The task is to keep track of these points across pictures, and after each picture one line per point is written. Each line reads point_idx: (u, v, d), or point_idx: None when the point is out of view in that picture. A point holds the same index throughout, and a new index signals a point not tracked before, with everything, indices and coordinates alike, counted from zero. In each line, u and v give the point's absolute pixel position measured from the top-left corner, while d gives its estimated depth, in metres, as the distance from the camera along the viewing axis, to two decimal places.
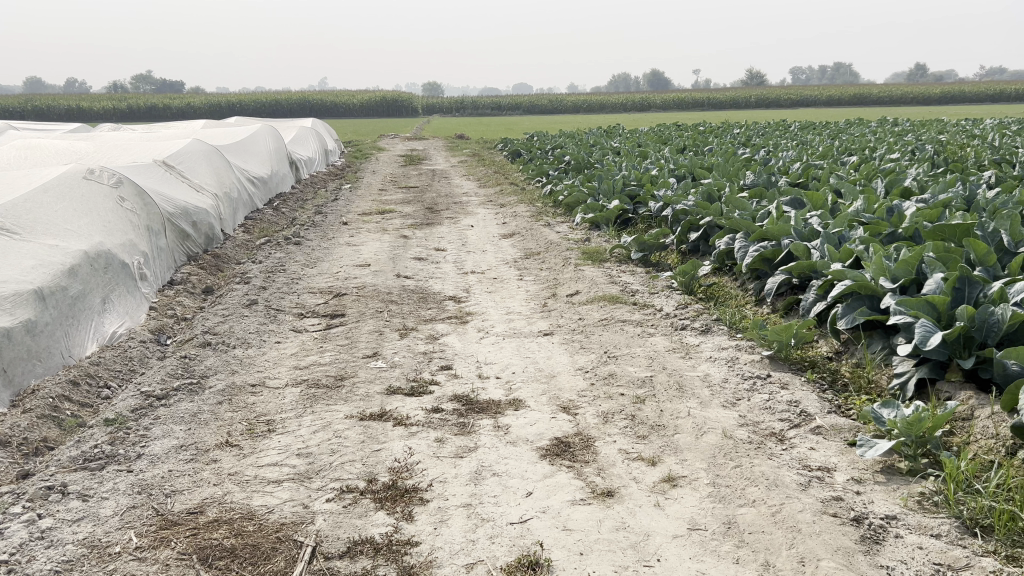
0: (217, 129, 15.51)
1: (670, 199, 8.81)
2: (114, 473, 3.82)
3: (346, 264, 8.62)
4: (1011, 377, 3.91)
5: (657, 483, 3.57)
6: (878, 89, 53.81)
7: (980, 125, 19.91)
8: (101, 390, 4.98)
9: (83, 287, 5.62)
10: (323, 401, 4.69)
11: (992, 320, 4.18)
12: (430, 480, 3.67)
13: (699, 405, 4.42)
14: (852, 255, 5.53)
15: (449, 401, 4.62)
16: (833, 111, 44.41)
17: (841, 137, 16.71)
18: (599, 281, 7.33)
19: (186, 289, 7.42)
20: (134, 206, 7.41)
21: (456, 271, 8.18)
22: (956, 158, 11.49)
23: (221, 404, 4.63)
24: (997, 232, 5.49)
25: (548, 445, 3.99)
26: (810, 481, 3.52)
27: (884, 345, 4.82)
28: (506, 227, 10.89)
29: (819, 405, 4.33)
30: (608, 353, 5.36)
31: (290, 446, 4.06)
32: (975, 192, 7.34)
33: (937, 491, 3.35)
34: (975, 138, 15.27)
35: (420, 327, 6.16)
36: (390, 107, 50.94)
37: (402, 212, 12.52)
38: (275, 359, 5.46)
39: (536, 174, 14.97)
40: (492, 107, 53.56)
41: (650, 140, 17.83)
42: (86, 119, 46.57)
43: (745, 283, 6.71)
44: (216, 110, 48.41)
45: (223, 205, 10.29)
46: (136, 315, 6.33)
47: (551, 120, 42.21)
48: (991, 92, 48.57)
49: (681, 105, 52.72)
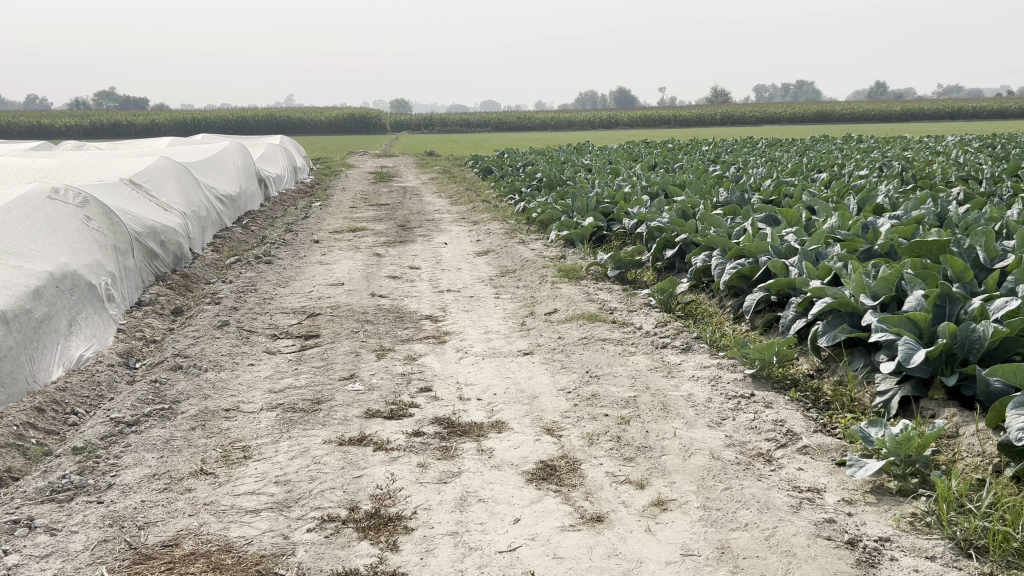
0: (184, 147, 15.27)
1: (644, 216, 8.80)
2: (83, 505, 3.66)
3: (319, 283, 8.48)
4: (995, 394, 3.90)
5: (647, 507, 3.51)
6: (844, 106, 54.57)
7: (941, 142, 20.24)
8: (67, 416, 4.81)
9: (47, 310, 5.45)
10: (299, 425, 4.56)
11: (974, 337, 4.19)
12: (415, 507, 3.57)
13: (684, 425, 4.36)
14: (831, 272, 5.53)
15: (430, 424, 4.52)
16: (800, 128, 44.92)
17: (809, 154, 16.93)
18: (577, 298, 7.28)
19: (155, 310, 7.25)
20: (101, 225, 7.23)
21: (431, 290, 8.09)
22: (923, 175, 11.62)
23: (194, 430, 4.49)
24: (973, 249, 5.53)
25: (533, 469, 3.91)
26: (801, 503, 3.47)
27: (865, 362, 4.79)
28: (480, 245, 10.82)
29: (804, 425, 4.30)
30: (590, 373, 5.30)
31: (267, 473, 3.94)
32: (947, 208, 7.39)
33: (929, 511, 3.32)
34: (940, 154, 15.53)
35: (397, 347, 6.06)
36: (359, 123, 50.67)
37: (374, 230, 12.40)
38: (249, 382, 5.32)
39: (508, 191, 14.94)
40: (461, 125, 53.52)
41: (621, 157, 17.93)
42: (48, 137, 45.83)
43: (723, 301, 6.70)
44: (182, 127, 47.91)
45: (191, 224, 10.11)
46: (104, 337, 6.16)
47: (520, 137, 42.24)
48: (950, 109, 49.55)
49: (648, 122, 53.11)
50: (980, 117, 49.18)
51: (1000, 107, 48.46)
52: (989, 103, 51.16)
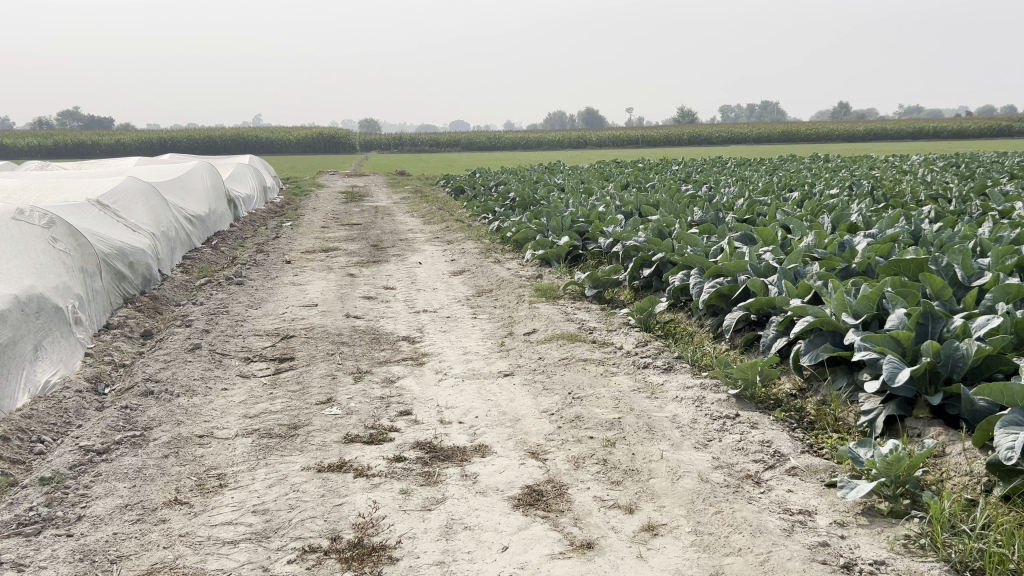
0: (152, 166, 15.03)
1: (620, 235, 8.77)
2: (52, 539, 3.51)
3: (292, 305, 8.33)
4: (980, 414, 3.89)
5: (637, 532, 3.44)
6: (809, 126, 55.41)
7: (907, 162, 20.49)
8: (33, 444, 4.64)
9: (12, 335, 5.28)
10: (276, 452, 4.44)
11: (957, 354, 4.18)
12: (399, 536, 3.46)
13: (671, 447, 4.31)
14: (811, 291, 5.52)
15: (412, 449, 4.42)
16: (766, 147, 45.36)
17: (778, 174, 17.04)
18: (555, 318, 7.23)
19: (123, 333, 7.07)
20: (67, 246, 7.06)
21: (408, 311, 7.99)
22: (893, 194, 11.73)
23: (167, 458, 4.35)
24: (951, 267, 5.55)
25: (520, 494, 3.83)
26: (793, 526, 3.42)
27: (848, 381, 4.77)
28: (455, 264, 10.73)
29: (792, 446, 4.26)
30: (572, 394, 5.22)
31: (245, 502, 3.81)
32: (921, 226, 7.44)
33: (923, 533, 3.28)
34: (905, 173, 15.70)
35: (375, 370, 5.94)
36: (328, 142, 50.48)
37: (347, 250, 12.27)
38: (223, 408, 5.17)
39: (481, 211, 14.90)
40: (431, 144, 53.38)
41: (592, 177, 17.94)
42: (10, 156, 45.10)
43: (701, 320, 6.68)
44: (149, 147, 47.45)
45: (160, 245, 9.92)
46: (71, 362, 5.98)
47: (488, 157, 42.31)
48: (912, 130, 50.36)
49: (616, 141, 53.36)
50: (941, 137, 50.07)
51: (960, 127, 49.34)
52: (950, 122, 52.28)
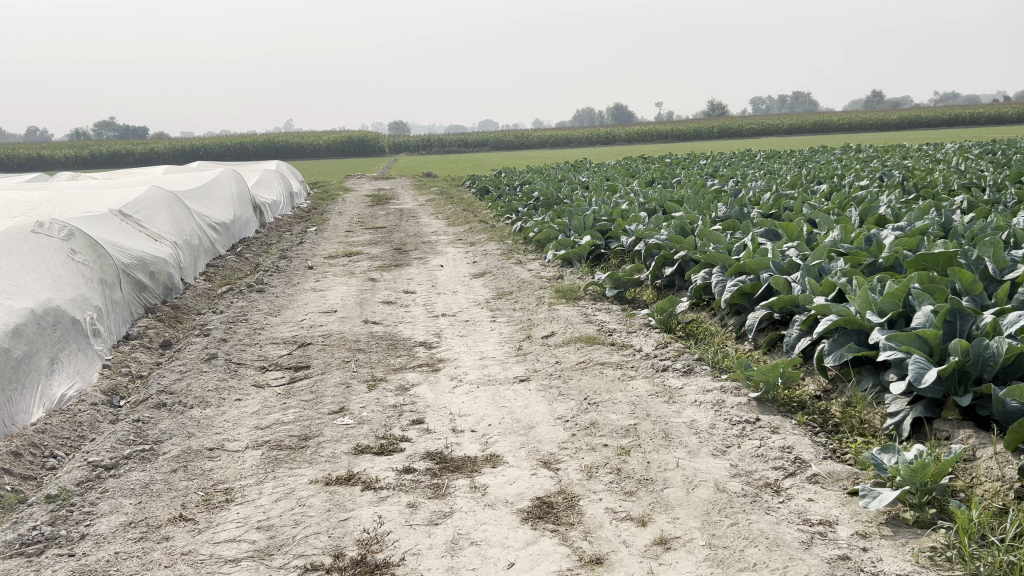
0: (178, 175, 15.12)
1: (642, 233, 8.62)
2: (53, 559, 3.47)
3: (311, 311, 8.29)
4: (1011, 415, 3.70)
5: (649, 546, 3.31)
6: (842, 116, 54.58)
7: (940, 149, 19.94)
8: (45, 459, 4.62)
9: (27, 348, 5.29)
10: (285, 464, 4.37)
11: (987, 353, 3.98)
12: (403, 553, 3.36)
13: (687, 454, 4.17)
14: (835, 288, 5.33)
15: (422, 460, 4.32)
16: (796, 139, 44.84)
17: (807, 166, 16.76)
18: (575, 320, 7.11)
19: (142, 343, 7.08)
20: (87, 258, 7.07)
21: (426, 315, 7.91)
22: (925, 184, 11.45)
23: (175, 472, 4.30)
24: (981, 260, 5.33)
25: (529, 507, 3.72)
26: (812, 538, 3.28)
27: (874, 382, 4.59)
28: (477, 267, 10.63)
29: (814, 451, 4.10)
30: (588, 400, 5.10)
31: (249, 518, 3.74)
32: (951, 218, 7.21)
33: (950, 545, 3.12)
34: (939, 162, 15.33)
35: (389, 377, 5.87)
36: (357, 146, 50.75)
37: (369, 254, 12.23)
38: (235, 419, 5.12)
39: (505, 211, 14.80)
40: (458, 144, 53.29)
41: (618, 174, 17.77)
42: (48, 167, 45.96)
43: (724, 319, 6.50)
44: (181, 155, 48.01)
45: (182, 253, 9.94)
46: (88, 374, 5.97)
47: (515, 157, 42.14)
48: (948, 116, 49.25)
49: (644, 136, 52.94)
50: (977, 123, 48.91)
51: (997, 113, 48.14)
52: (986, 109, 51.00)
